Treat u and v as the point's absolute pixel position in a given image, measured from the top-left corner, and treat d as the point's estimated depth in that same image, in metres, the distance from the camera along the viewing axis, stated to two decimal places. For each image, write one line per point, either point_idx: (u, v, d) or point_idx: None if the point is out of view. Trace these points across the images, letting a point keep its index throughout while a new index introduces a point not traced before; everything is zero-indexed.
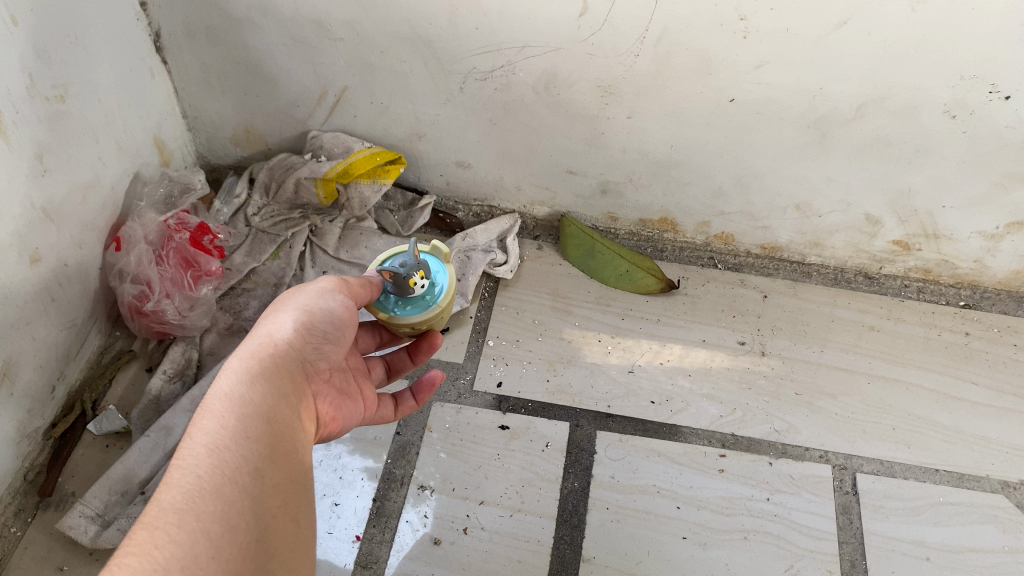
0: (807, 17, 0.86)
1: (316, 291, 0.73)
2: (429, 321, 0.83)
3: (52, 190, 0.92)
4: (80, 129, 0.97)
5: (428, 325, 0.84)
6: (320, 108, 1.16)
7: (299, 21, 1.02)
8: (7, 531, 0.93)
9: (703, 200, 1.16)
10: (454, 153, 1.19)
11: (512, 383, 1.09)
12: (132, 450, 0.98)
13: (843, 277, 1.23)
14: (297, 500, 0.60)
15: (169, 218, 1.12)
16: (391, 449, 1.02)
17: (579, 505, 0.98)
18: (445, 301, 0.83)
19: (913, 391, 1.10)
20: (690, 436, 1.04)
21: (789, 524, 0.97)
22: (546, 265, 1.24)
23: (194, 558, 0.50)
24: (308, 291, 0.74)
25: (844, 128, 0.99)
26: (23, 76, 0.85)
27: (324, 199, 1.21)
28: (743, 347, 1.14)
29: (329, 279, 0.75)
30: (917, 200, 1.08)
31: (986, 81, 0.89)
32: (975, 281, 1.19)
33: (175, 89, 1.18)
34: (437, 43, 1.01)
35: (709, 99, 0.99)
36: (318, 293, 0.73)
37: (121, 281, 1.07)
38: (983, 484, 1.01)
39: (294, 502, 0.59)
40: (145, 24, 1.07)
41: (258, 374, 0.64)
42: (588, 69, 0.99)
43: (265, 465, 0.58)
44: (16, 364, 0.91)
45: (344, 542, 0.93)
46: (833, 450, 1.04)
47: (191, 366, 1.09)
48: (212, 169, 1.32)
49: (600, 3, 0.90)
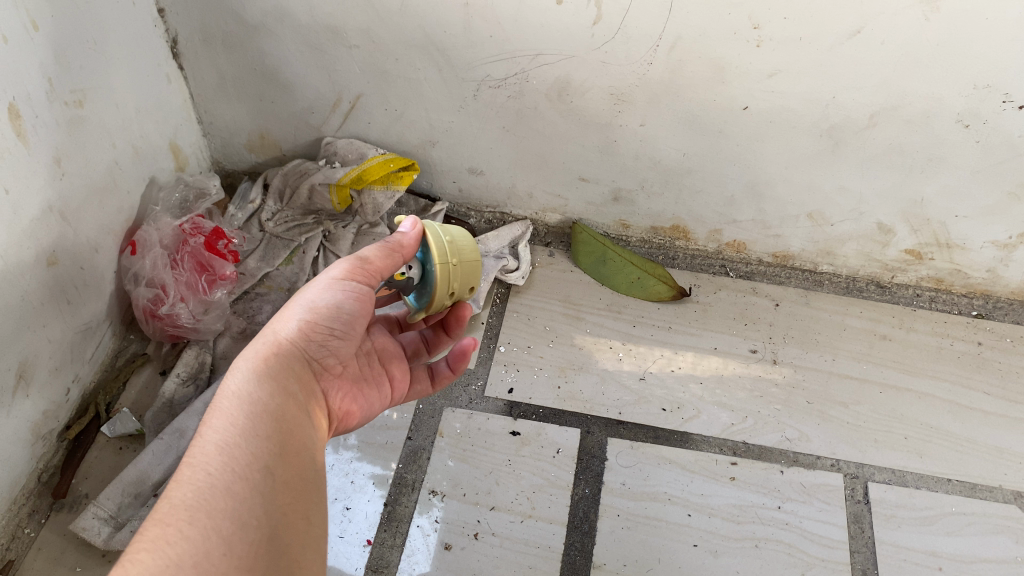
0: (819, 26, 0.87)
1: (326, 282, 0.73)
2: (451, 285, 0.76)
3: (69, 194, 0.93)
4: (97, 133, 0.98)
5: (456, 292, 0.77)
6: (334, 114, 1.18)
7: (314, 28, 1.03)
8: (20, 532, 0.94)
9: (715, 208, 1.16)
10: (467, 160, 1.20)
11: (524, 389, 1.10)
12: (145, 453, 0.98)
13: (854, 286, 1.23)
14: (307, 497, 0.60)
15: (184, 222, 1.14)
16: (403, 454, 1.02)
17: (589, 511, 0.98)
18: (436, 256, 0.74)
19: (925, 400, 1.10)
20: (700, 443, 1.05)
21: (801, 533, 0.97)
22: (557, 271, 1.25)
23: (205, 554, 0.51)
24: (318, 282, 0.73)
25: (857, 137, 0.99)
26: (43, 81, 0.86)
27: (337, 205, 1.23)
28: (755, 355, 1.14)
29: (341, 268, 0.74)
30: (929, 209, 1.08)
31: (998, 91, 0.89)
32: (988, 291, 1.19)
33: (191, 95, 1.19)
34: (451, 51, 1.02)
35: (721, 108, 1.00)
36: (325, 286, 0.73)
37: (136, 285, 1.08)
38: (996, 495, 1.01)
39: (303, 499, 0.60)
40: (162, 30, 1.08)
41: (265, 373, 0.65)
42: (601, 77, 1.00)
43: (276, 462, 0.59)
44: (31, 365, 0.92)
45: (355, 546, 0.94)
46: (845, 459, 1.04)
47: (204, 370, 1.10)
48: (226, 174, 1.33)
49: (614, 12, 0.91)
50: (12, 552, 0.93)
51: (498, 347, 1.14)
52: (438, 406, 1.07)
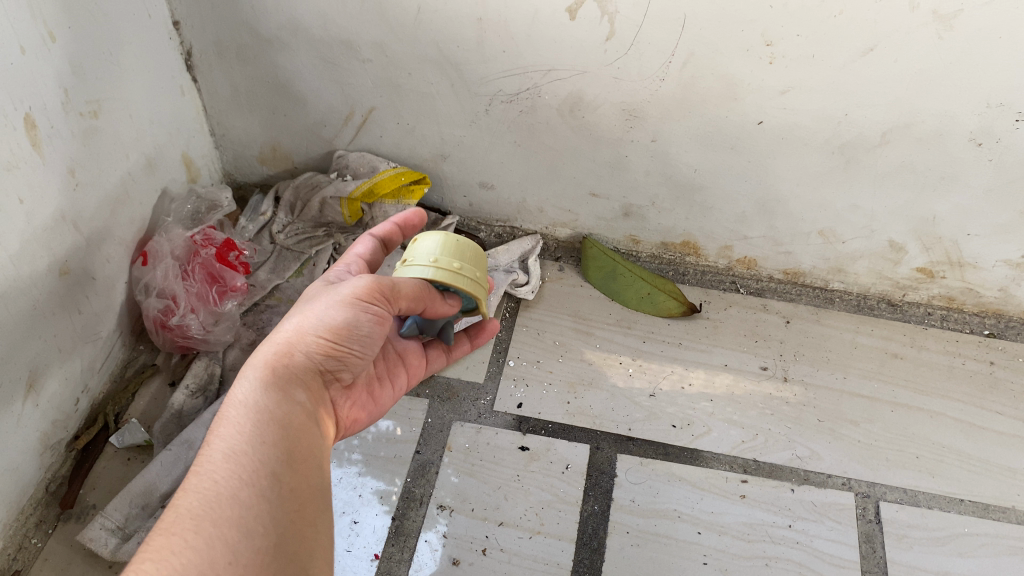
0: (831, 43, 0.87)
1: (343, 298, 0.70)
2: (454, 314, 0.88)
3: (82, 204, 0.94)
4: (111, 144, 0.99)
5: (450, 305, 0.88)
6: (346, 128, 1.18)
7: (329, 42, 1.04)
8: (27, 542, 0.93)
9: (726, 225, 1.16)
10: (478, 174, 1.20)
11: (533, 404, 1.09)
12: (154, 464, 0.98)
13: (866, 304, 1.22)
14: (315, 505, 0.60)
15: (195, 234, 1.14)
16: (410, 468, 1.02)
17: (599, 528, 0.97)
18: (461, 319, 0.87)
19: (936, 419, 1.10)
20: (710, 461, 1.04)
21: (812, 552, 0.96)
22: (567, 286, 1.25)
23: (212, 563, 0.51)
24: (335, 297, 0.70)
25: (869, 154, 0.99)
26: (59, 92, 0.87)
27: (348, 217, 1.23)
28: (766, 372, 1.14)
29: (363, 285, 0.70)
30: (941, 227, 1.08)
31: (1012, 110, 0.89)
32: (1000, 310, 1.19)
33: (204, 107, 1.20)
34: (464, 65, 1.02)
35: (735, 124, 1.00)
36: (343, 302, 0.69)
37: (146, 296, 1.09)
38: (1009, 516, 1.00)
39: (311, 507, 0.59)
40: (177, 42, 1.09)
41: (275, 384, 0.65)
42: (613, 92, 1.00)
43: (283, 470, 0.59)
44: (41, 376, 0.92)
45: (362, 560, 0.93)
46: (856, 478, 1.03)
47: (213, 381, 1.09)
48: (237, 186, 1.34)
49: (626, 28, 0.91)
50: (19, 562, 0.92)
51: (508, 361, 1.14)
52: (447, 420, 1.07)
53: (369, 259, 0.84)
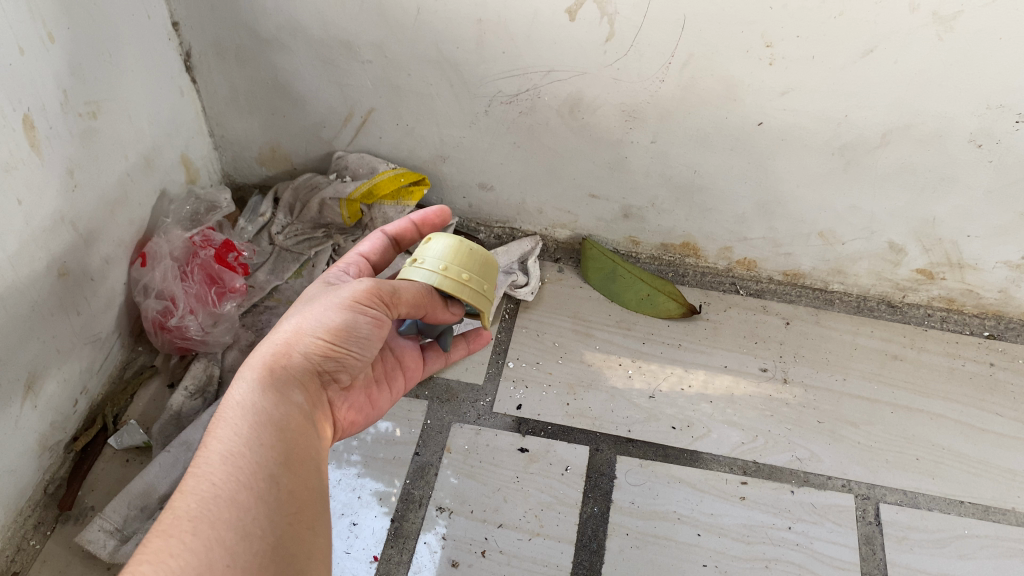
0: (831, 44, 0.87)
1: (342, 301, 0.69)
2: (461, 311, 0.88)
3: (81, 205, 0.94)
4: (110, 145, 0.98)
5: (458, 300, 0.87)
6: (346, 129, 1.18)
7: (328, 43, 1.04)
8: (25, 543, 0.93)
9: (726, 226, 1.16)
10: (477, 175, 1.20)
11: (532, 406, 1.09)
12: (153, 465, 0.98)
13: (866, 305, 1.22)
14: (313, 506, 0.60)
15: (194, 235, 1.14)
16: (409, 470, 1.02)
17: (598, 530, 0.97)
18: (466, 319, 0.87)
19: (936, 421, 1.10)
20: (709, 462, 1.04)
21: (812, 554, 0.96)
22: (567, 287, 1.25)
23: (209, 566, 0.51)
24: (334, 300, 0.70)
25: (869, 155, 0.99)
26: (58, 93, 0.87)
27: (347, 219, 1.23)
28: (765, 374, 1.14)
29: (363, 288, 0.70)
30: (941, 229, 1.08)
31: (1011, 111, 0.89)
32: (1000, 312, 1.19)
33: (203, 108, 1.20)
34: (463, 66, 1.02)
35: (734, 125, 1.00)
36: (341, 305, 0.69)
37: (145, 297, 1.08)
38: (1009, 517, 1.00)
39: (310, 508, 0.59)
40: (176, 43, 1.09)
41: (273, 385, 0.65)
42: (613, 93, 1.00)
43: (280, 472, 0.59)
44: (40, 377, 0.92)
45: (361, 562, 0.93)
46: (856, 479, 1.03)
47: (212, 383, 1.09)
48: (236, 187, 1.34)
49: (626, 29, 0.91)
50: (17, 564, 0.92)
51: (507, 362, 1.14)
52: (447, 422, 1.07)
53: (372, 259, 0.85)
